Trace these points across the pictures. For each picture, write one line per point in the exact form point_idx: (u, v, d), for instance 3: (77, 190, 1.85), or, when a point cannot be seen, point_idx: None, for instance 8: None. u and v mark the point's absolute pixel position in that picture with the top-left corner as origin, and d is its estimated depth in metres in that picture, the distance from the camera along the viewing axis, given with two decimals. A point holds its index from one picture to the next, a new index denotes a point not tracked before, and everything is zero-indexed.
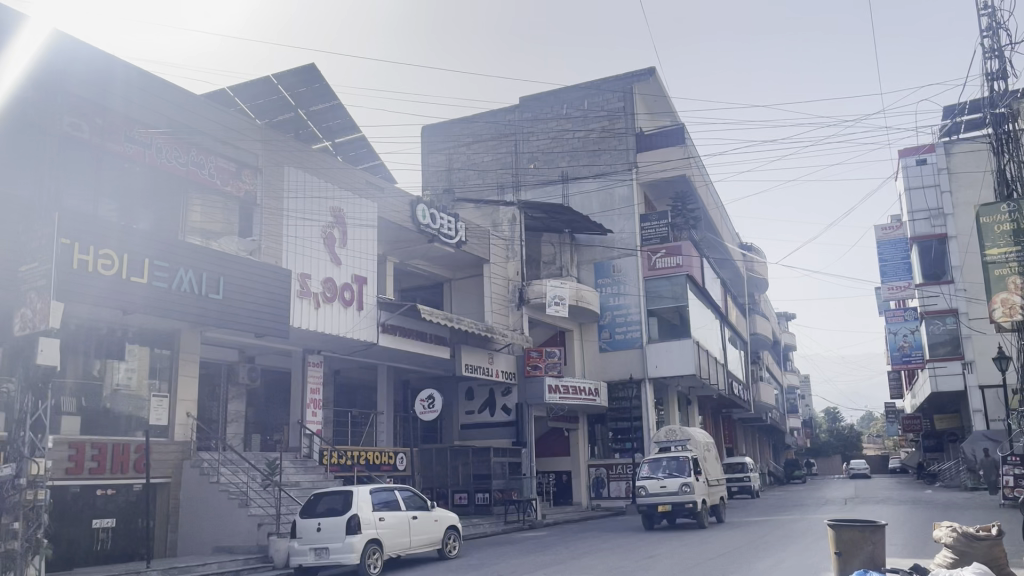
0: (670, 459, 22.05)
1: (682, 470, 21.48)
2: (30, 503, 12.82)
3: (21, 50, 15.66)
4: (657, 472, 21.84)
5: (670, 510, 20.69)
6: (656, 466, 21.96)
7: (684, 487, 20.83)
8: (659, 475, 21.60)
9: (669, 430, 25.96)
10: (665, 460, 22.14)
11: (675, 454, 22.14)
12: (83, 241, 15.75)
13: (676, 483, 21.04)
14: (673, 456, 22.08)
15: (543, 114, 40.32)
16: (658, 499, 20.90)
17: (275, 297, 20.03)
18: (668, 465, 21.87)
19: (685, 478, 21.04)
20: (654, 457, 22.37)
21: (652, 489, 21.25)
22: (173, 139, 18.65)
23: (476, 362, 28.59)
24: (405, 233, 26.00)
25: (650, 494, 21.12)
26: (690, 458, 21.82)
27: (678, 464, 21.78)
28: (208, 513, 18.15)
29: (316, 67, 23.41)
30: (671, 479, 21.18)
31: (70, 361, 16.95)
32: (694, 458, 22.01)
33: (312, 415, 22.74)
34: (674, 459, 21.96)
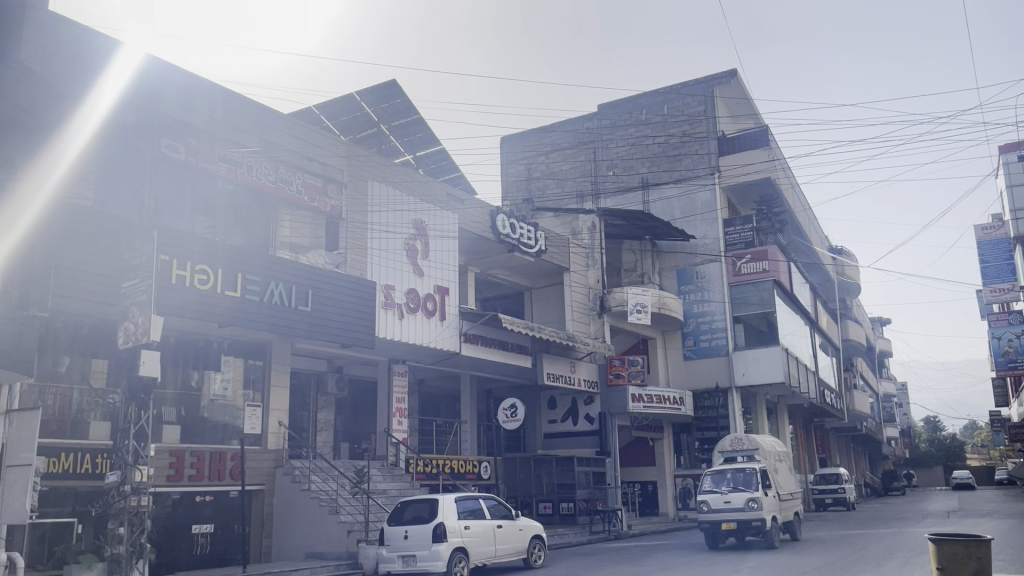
0: (735, 470, 20.55)
1: (749, 483, 20.03)
2: (135, 509, 13.46)
3: (116, 76, 16.58)
4: (721, 485, 20.43)
5: (736, 527, 19.33)
6: (719, 479, 20.53)
7: (751, 503, 19.45)
8: (723, 489, 20.20)
9: (733, 439, 23.38)
10: (729, 472, 20.63)
11: (741, 466, 20.63)
12: (179, 257, 16.47)
13: (742, 498, 19.66)
14: (738, 467, 20.58)
15: (621, 120, 39.97)
16: (723, 515, 19.58)
17: (360, 308, 20.50)
18: (733, 477, 20.41)
19: (752, 492, 19.62)
20: (718, 468, 20.89)
21: (716, 504, 19.93)
22: (263, 158, 19.35)
23: (558, 370, 28.49)
24: (485, 243, 26.20)
25: (714, 510, 19.82)
26: (758, 471, 20.30)
27: (744, 477, 20.32)
28: (301, 520, 18.66)
29: (397, 83, 23.95)
30: (736, 493, 19.79)
31: (169, 373, 17.71)
32: (762, 470, 20.47)
33: (398, 423, 23.09)
34: (739, 471, 20.47)
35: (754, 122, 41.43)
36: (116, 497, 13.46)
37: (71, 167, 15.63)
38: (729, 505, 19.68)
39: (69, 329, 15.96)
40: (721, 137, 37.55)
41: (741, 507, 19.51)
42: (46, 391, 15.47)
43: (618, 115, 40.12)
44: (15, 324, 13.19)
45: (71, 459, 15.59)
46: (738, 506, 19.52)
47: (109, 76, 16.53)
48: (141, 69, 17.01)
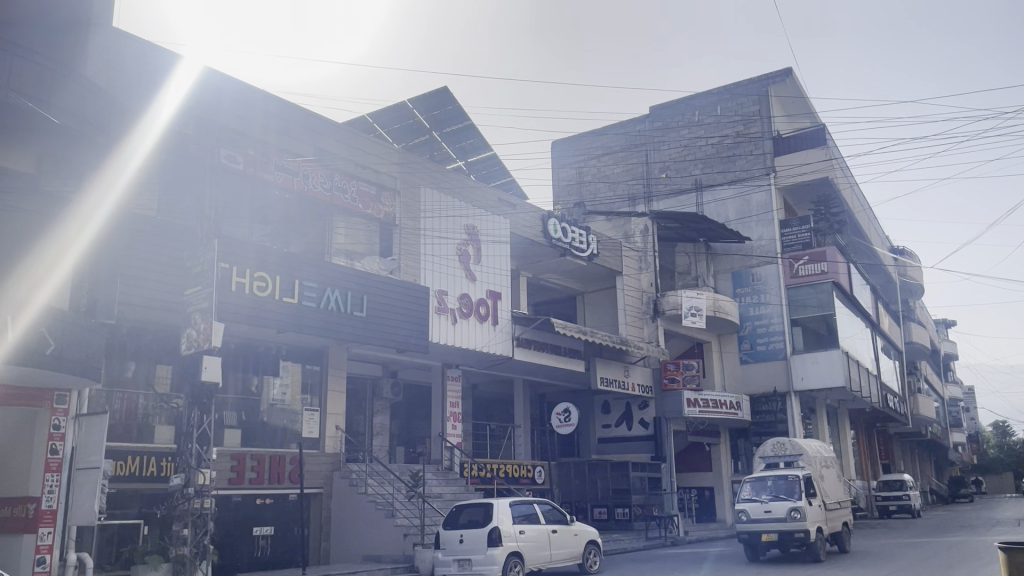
0: (776, 477, 19.16)
1: (791, 492, 18.65)
2: (198, 510, 13.81)
3: (176, 88, 17.07)
4: (761, 493, 19.12)
5: (777, 539, 18.07)
6: (759, 487, 19.22)
7: (793, 513, 18.09)
8: (764, 497, 18.89)
9: (776, 444, 21.40)
10: (770, 479, 19.24)
11: (782, 472, 19.22)
12: (238, 265, 16.85)
13: (784, 507, 18.31)
14: (780, 474, 19.19)
15: (673, 121, 39.62)
16: (762, 525, 18.34)
17: (414, 314, 20.71)
18: (775, 485, 19.02)
19: (795, 502, 18.28)
20: (758, 476, 19.51)
21: (755, 514, 18.65)
22: (319, 167, 19.70)
23: (611, 375, 28.36)
24: (538, 247, 26.21)
25: (752, 520, 18.57)
26: (801, 478, 18.84)
27: (786, 484, 18.91)
28: (358, 523, 18.88)
29: (449, 90, 24.19)
30: (777, 502, 18.46)
31: (230, 378, 18.14)
32: (805, 477, 18.99)
33: (452, 427, 23.38)
34: (781, 479, 19.06)
35: (810, 122, 40.67)
36: (181, 499, 13.82)
37: (135, 178, 16.18)
38: (769, 515, 18.33)
39: (135, 336, 16.46)
40: (776, 137, 36.96)
41: (782, 517, 18.17)
42: (113, 396, 16.00)
43: (670, 117, 39.74)
44: (86, 331, 13.72)
45: (138, 462, 16.06)
46: (779, 516, 18.19)
47: (169, 89, 17.01)
48: (199, 81, 17.46)
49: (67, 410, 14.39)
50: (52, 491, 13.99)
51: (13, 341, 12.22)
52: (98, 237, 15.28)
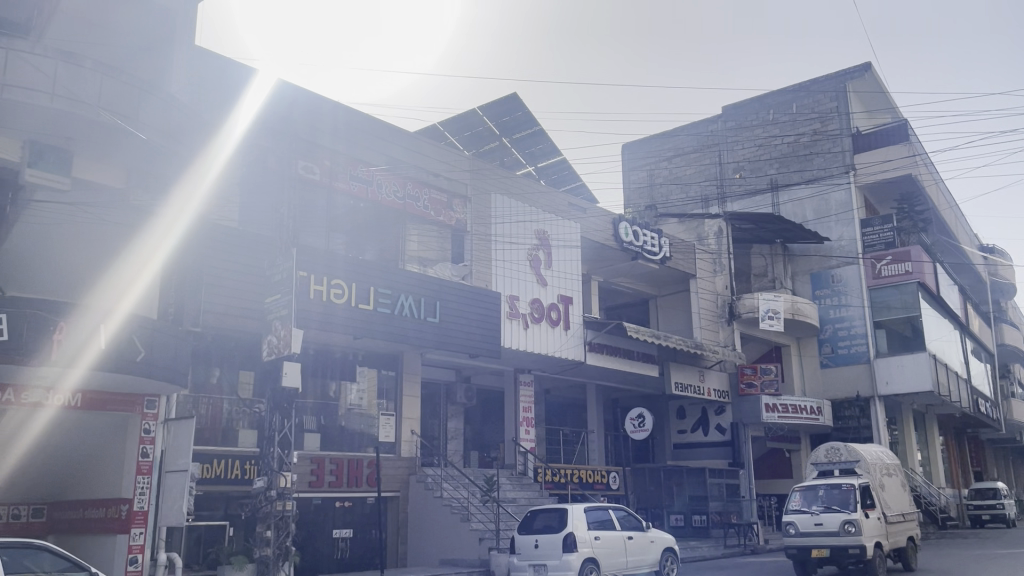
0: (829, 487, 17.52)
1: (846, 503, 17.00)
2: (280, 513, 14.13)
3: (251, 100, 17.72)
4: (812, 504, 17.55)
5: (830, 556, 16.50)
6: (811, 498, 17.63)
7: (848, 527, 16.50)
8: (814, 509, 17.34)
9: (829, 449, 19.28)
10: (822, 489, 17.61)
11: (836, 481, 17.55)
12: (316, 273, 17.30)
13: (837, 520, 16.72)
14: (833, 483, 17.52)
15: (747, 121, 38.86)
16: (813, 540, 16.83)
17: (487, 319, 20.83)
18: (827, 496, 17.39)
19: (849, 514, 16.65)
20: (809, 484, 17.94)
21: (805, 527, 17.11)
22: (392, 175, 20.05)
23: (686, 380, 27.92)
24: (609, 251, 26.04)
25: (802, 534, 17.03)
26: (856, 488, 17.12)
27: (840, 494, 17.27)
28: (434, 528, 19.06)
29: (518, 96, 24.34)
30: (829, 514, 16.87)
31: (309, 383, 18.61)
32: (861, 487, 17.26)
33: (525, 432, 23.33)
34: (833, 488, 17.42)
35: (891, 117, 39.34)
36: (264, 501, 14.18)
37: (214, 188, 16.80)
38: (820, 529, 16.78)
39: (218, 344, 17.06)
40: (855, 134, 35.87)
41: (834, 531, 16.61)
42: (199, 401, 16.58)
43: (743, 117, 38.99)
44: (175, 340, 14.28)
45: (223, 465, 16.59)
46: (831, 530, 16.63)
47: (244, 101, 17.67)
48: (274, 93, 18.08)
49: (157, 415, 15.00)
50: (143, 493, 14.57)
51: (104, 349, 12.87)
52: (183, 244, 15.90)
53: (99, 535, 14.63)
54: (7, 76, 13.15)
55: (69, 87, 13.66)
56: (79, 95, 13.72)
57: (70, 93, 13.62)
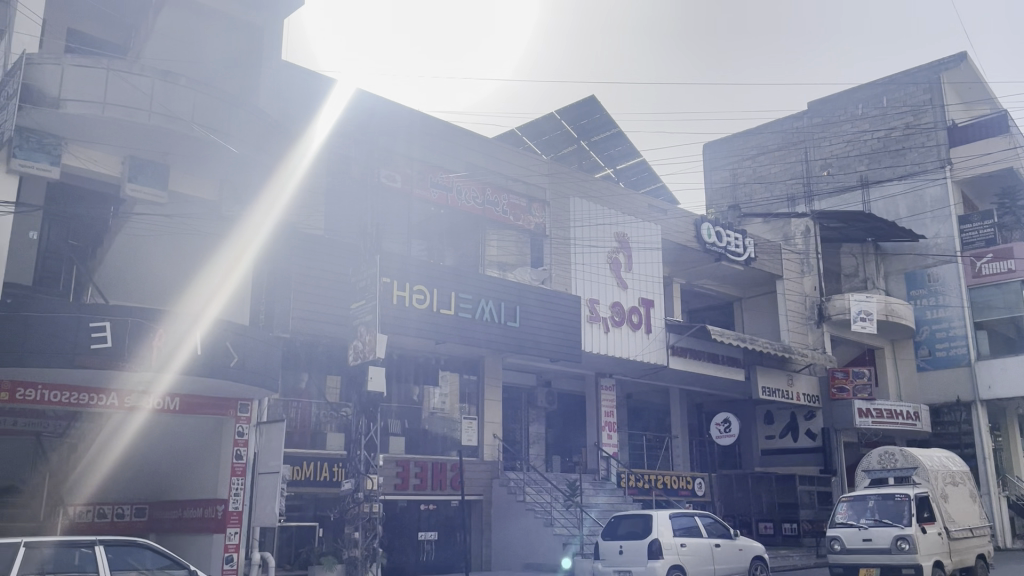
0: (881, 497, 16.70)
1: (899, 516, 16.12)
2: (368, 515, 14.40)
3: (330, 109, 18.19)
4: (862, 517, 16.75)
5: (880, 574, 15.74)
6: (860, 510, 16.83)
7: (899, 543, 15.59)
8: (863, 522, 16.53)
9: (884, 455, 18.52)
10: (873, 500, 16.81)
11: (889, 491, 16.69)
12: (399, 279, 17.61)
13: (889, 536, 15.84)
14: (886, 494, 16.67)
15: (834, 116, 37.66)
16: (862, 557, 16.08)
17: (568, 323, 20.76)
18: (879, 507, 16.59)
19: (902, 529, 15.71)
20: (859, 494, 17.15)
21: (852, 543, 16.36)
22: (471, 181, 20.26)
23: (773, 385, 27.09)
24: (691, 253, 25.62)
25: (849, 551, 16.29)
26: (911, 499, 16.22)
27: (894, 506, 16.40)
28: (518, 532, 19.09)
29: (597, 98, 24.23)
30: (879, 529, 16.06)
31: (394, 388, 18.97)
32: (917, 498, 16.31)
33: (608, 437, 23.24)
34: (886, 499, 16.57)
35: (991, 108, 37.52)
36: (352, 504, 14.48)
37: (295, 195, 17.30)
38: (869, 546, 16.01)
39: (306, 349, 17.54)
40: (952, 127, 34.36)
41: (885, 548, 15.76)
42: (289, 406, 17.08)
43: (831, 112, 37.72)
44: (266, 346, 14.72)
45: (312, 468, 16.97)
46: (881, 547, 15.79)
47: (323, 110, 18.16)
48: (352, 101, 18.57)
49: (249, 418, 15.51)
50: (238, 494, 15.08)
51: (199, 355, 13.39)
52: (264, 246, 16.69)
53: (197, 535, 15.18)
54: (109, 97, 13.84)
55: (164, 103, 14.25)
56: (174, 111, 14.31)
57: (165, 109, 14.23)
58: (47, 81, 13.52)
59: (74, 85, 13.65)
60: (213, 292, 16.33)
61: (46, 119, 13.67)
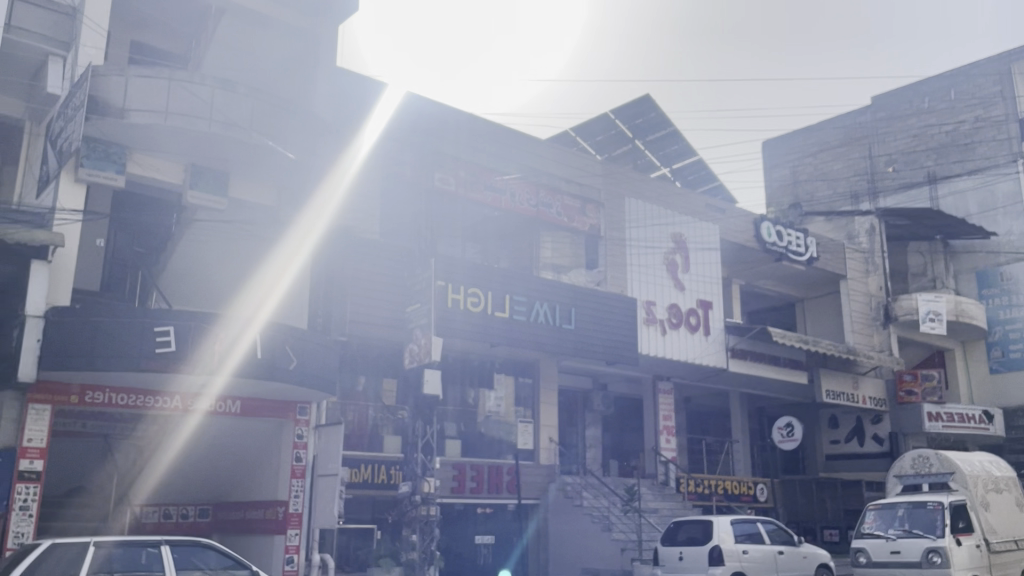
0: (912, 506, 15.58)
1: (932, 527, 14.92)
2: (425, 518, 14.35)
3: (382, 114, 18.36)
4: (890, 527, 15.60)
5: None
6: (889, 519, 15.71)
7: (930, 556, 14.42)
8: (891, 533, 15.41)
9: (918, 459, 16.98)
10: (903, 508, 15.70)
11: (920, 499, 15.57)
12: (454, 282, 17.62)
13: (919, 548, 14.68)
14: (918, 502, 15.53)
15: (900, 110, 36.21)
16: (889, 571, 14.95)
17: (625, 325, 20.51)
18: (909, 516, 15.47)
19: (933, 541, 14.54)
20: (887, 502, 16.03)
21: (879, 556, 15.23)
22: (525, 183, 20.17)
23: (839, 387, 26.42)
24: (751, 253, 25.07)
25: (876, 564, 15.17)
26: (944, 508, 15.06)
27: (926, 515, 15.23)
28: (575, 536, 18.87)
29: (652, 97, 23.97)
30: (908, 541, 14.92)
31: (450, 390, 18.97)
32: (951, 507, 15.14)
33: (666, 441, 22.88)
34: (918, 508, 15.45)
35: None
36: (410, 506, 14.47)
37: (348, 198, 17.44)
38: (898, 558, 14.88)
39: (363, 352, 17.64)
40: None
41: (915, 562, 14.60)
42: (347, 409, 17.23)
43: (895, 106, 36.32)
44: (324, 350, 14.83)
45: (369, 471, 17.06)
46: (911, 561, 14.67)
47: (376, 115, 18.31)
48: (405, 105, 18.74)
49: (308, 421, 15.69)
50: (298, 496, 15.25)
51: (260, 359, 13.57)
52: (318, 249, 16.81)
53: (258, 535, 15.47)
54: (171, 106, 14.14)
55: (225, 111, 14.51)
56: (233, 119, 14.55)
57: (226, 117, 14.49)
58: (112, 93, 13.89)
59: (137, 96, 13.98)
60: (267, 293, 16.52)
61: (111, 129, 14.06)
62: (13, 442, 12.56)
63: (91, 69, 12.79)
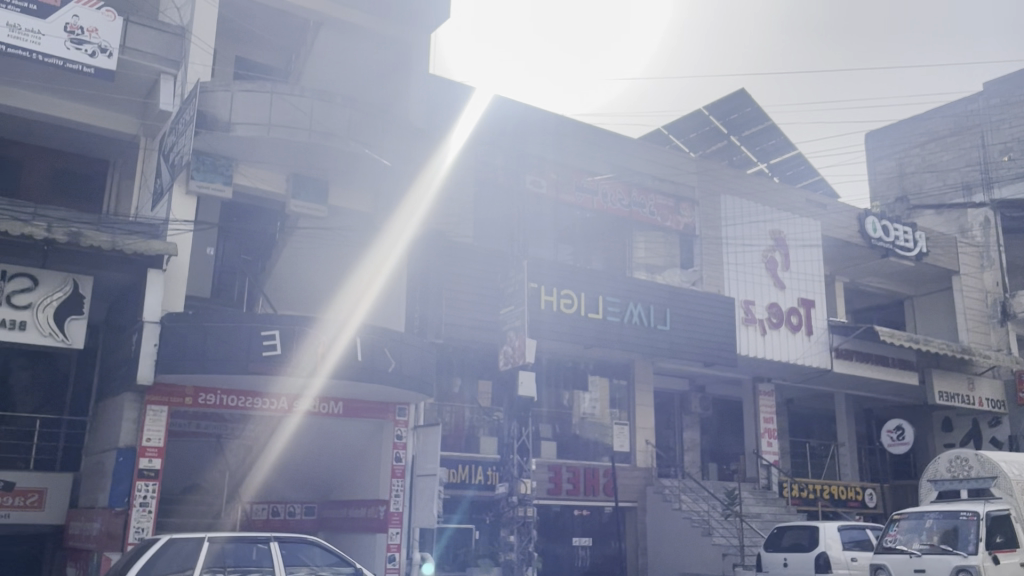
0: (943, 515, 13.05)
1: (964, 542, 12.46)
2: (522, 518, 14.38)
3: (469, 118, 18.65)
4: (913, 541, 13.10)
5: None
6: (913, 531, 13.22)
7: None
8: (916, 547, 12.94)
9: (954, 461, 14.12)
10: (932, 517, 13.18)
11: (953, 507, 13.05)
12: (547, 284, 17.66)
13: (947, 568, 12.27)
14: (949, 510, 13.02)
15: (1015, 96, 34.07)
16: None
17: (723, 325, 20.08)
18: (939, 527, 12.96)
19: (965, 559, 12.14)
20: (915, 510, 13.47)
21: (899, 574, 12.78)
22: (617, 183, 20.05)
23: (952, 389, 25.04)
24: (854, 249, 24.15)
25: None
26: (980, 520, 12.54)
27: (957, 526, 12.77)
28: (674, 539, 18.57)
29: (747, 92, 23.40)
30: (935, 558, 12.46)
31: (545, 392, 19.01)
32: (989, 517, 12.63)
33: (768, 444, 22.17)
34: (949, 517, 12.96)
35: None
36: (507, 506, 14.55)
37: (438, 202, 17.70)
38: None
39: (458, 353, 17.90)
40: None
41: None
42: (444, 409, 17.51)
43: (1010, 91, 34.19)
44: (421, 352, 15.08)
45: (467, 471, 17.34)
46: None
47: (464, 120, 18.60)
48: (492, 110, 18.96)
49: (407, 422, 16.05)
50: (399, 495, 15.55)
51: (360, 361, 13.89)
52: (413, 254, 17.13)
53: (360, 533, 15.85)
54: (274, 118, 14.68)
55: (323, 122, 14.96)
56: (332, 128, 15.00)
57: (325, 127, 14.94)
58: (219, 108, 14.53)
59: (242, 110, 14.58)
60: (360, 294, 16.88)
61: (218, 141, 14.71)
62: (134, 441, 13.33)
63: (199, 86, 13.38)
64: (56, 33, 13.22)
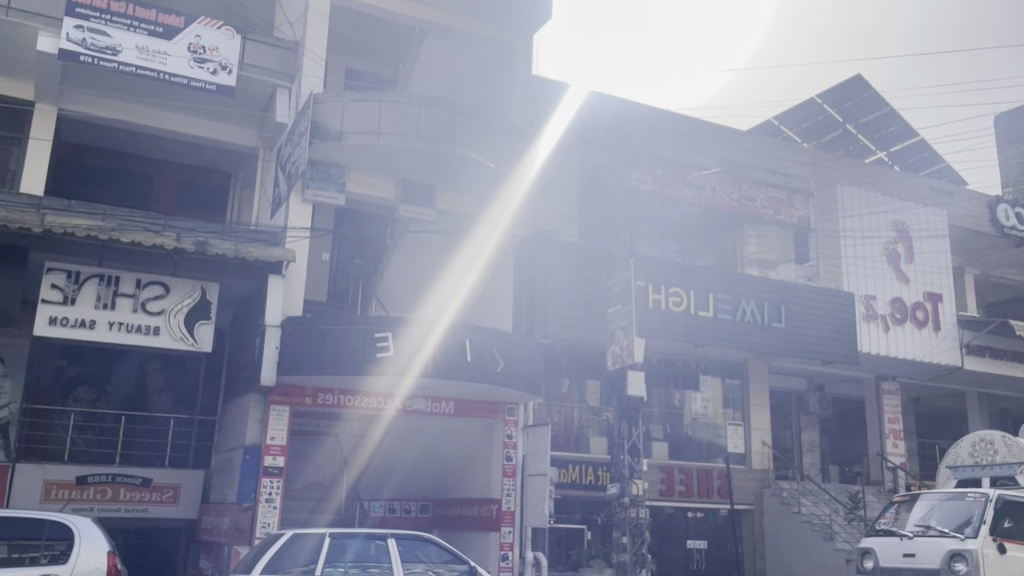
0: (948, 498, 11.56)
1: (964, 525, 10.88)
2: (634, 520, 14.20)
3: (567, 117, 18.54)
4: (907, 524, 11.54)
5: None
6: (912, 514, 11.72)
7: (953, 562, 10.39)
8: (909, 530, 11.37)
9: (976, 443, 12.54)
10: (937, 500, 11.69)
11: (960, 491, 11.54)
12: (654, 282, 17.44)
13: (938, 552, 10.65)
14: (957, 493, 11.50)
15: None
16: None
17: (842, 322, 19.28)
18: (941, 510, 11.42)
19: (959, 542, 10.53)
20: (917, 494, 12.04)
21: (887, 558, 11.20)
22: (726, 177, 19.51)
23: None
24: (984, 238, 22.66)
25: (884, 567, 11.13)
26: (988, 501, 10.96)
27: (961, 509, 11.23)
28: (793, 544, 17.96)
29: (863, 77, 22.40)
30: (927, 541, 10.87)
31: (655, 392, 18.73)
32: (1001, 500, 10.96)
33: (893, 445, 21.22)
34: (956, 500, 11.43)
35: None
36: (618, 508, 14.40)
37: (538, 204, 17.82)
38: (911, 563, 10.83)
39: (566, 353, 17.89)
40: None
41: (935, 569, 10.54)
42: (552, 410, 17.53)
43: None
44: (530, 352, 15.15)
45: (578, 471, 17.25)
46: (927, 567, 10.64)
47: (566, 119, 18.54)
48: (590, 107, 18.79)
49: (517, 422, 16.14)
50: (510, 495, 15.68)
51: (469, 361, 14.10)
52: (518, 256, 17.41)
53: (473, 532, 16.06)
54: (383, 125, 15.08)
55: (431, 127, 15.28)
56: (438, 134, 15.30)
57: (431, 133, 15.25)
58: (331, 118, 15.02)
59: (353, 120, 15.04)
60: (454, 290, 17.28)
61: (332, 151, 15.24)
62: (259, 440, 13.98)
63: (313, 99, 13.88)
64: (181, 53, 13.97)
